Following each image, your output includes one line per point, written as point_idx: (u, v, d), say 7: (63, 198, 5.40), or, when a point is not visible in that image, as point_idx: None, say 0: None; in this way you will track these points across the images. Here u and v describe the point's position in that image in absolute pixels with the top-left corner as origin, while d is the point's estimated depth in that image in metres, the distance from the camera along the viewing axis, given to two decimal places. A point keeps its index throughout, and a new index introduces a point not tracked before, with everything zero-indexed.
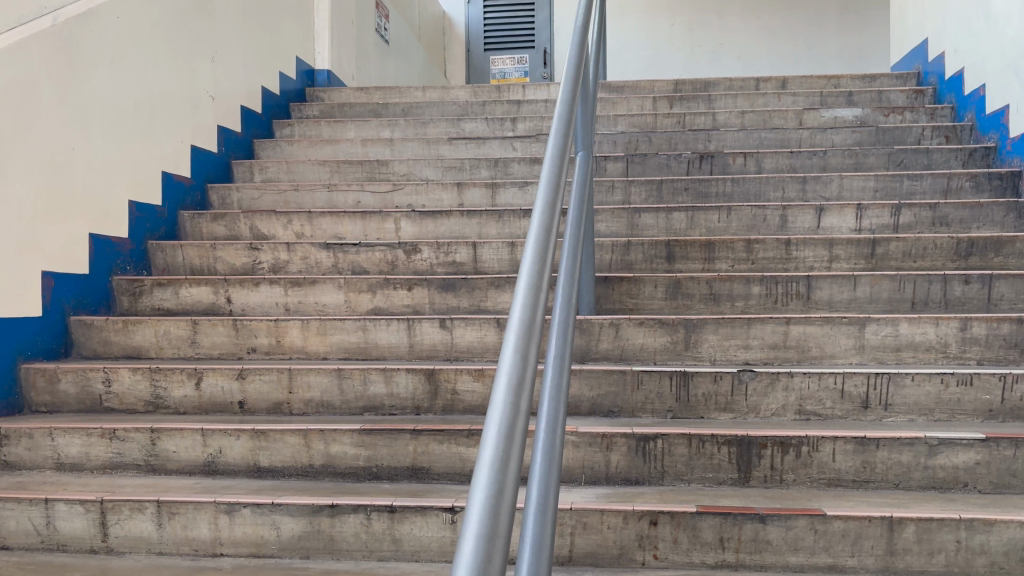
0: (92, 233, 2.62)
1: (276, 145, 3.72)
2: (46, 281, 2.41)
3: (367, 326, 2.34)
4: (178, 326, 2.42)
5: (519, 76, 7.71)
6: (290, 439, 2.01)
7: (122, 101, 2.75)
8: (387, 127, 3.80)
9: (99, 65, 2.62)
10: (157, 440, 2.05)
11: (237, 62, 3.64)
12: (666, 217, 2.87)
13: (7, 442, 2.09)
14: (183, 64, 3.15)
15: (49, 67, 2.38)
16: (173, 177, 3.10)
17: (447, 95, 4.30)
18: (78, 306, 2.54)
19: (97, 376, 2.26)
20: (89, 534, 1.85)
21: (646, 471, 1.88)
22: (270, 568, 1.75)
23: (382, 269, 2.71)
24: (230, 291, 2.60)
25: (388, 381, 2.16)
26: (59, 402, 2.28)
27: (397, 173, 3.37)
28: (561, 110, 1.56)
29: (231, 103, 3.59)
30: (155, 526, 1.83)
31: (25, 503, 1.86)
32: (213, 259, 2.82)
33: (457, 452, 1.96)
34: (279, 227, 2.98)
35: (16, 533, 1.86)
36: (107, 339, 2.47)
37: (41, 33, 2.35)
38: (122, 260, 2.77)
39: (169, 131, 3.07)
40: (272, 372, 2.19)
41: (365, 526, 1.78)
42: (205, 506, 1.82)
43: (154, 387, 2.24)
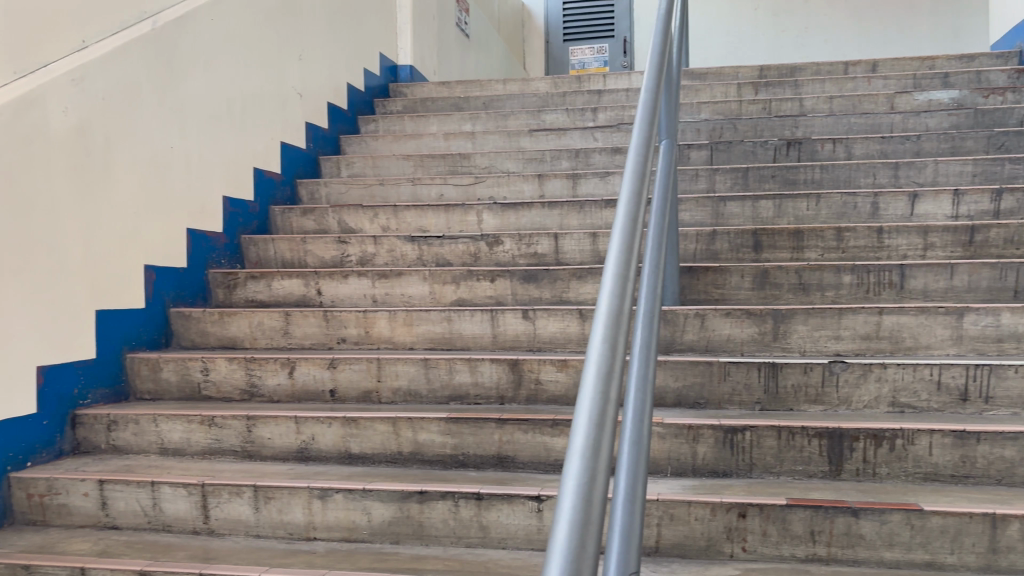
0: (189, 228, 2.73)
1: (362, 140, 3.80)
2: (148, 274, 2.52)
3: (451, 317, 2.37)
4: (271, 317, 2.51)
5: (599, 66, 7.67)
6: (379, 427, 2.06)
7: (216, 101, 2.85)
8: (469, 120, 3.84)
9: (195, 66, 2.73)
10: (253, 426, 2.13)
11: (323, 60, 3.73)
12: (753, 206, 2.82)
13: (115, 427, 2.20)
14: (273, 63, 3.25)
15: (149, 69, 2.49)
16: (264, 173, 3.20)
17: (527, 87, 4.31)
18: (178, 298, 2.65)
19: (196, 365, 2.36)
20: (192, 516, 1.93)
21: (734, 463, 1.86)
22: (361, 552, 1.80)
23: (465, 261, 2.74)
24: (320, 283, 2.68)
25: (473, 370, 2.18)
26: (162, 390, 2.39)
27: (479, 166, 3.40)
28: (645, 98, 1.55)
29: (318, 100, 3.68)
30: (253, 510, 1.90)
31: (132, 485, 1.96)
32: (303, 252, 2.91)
33: (542, 442, 1.97)
34: (366, 221, 3.04)
35: (124, 514, 1.96)
36: (205, 330, 2.57)
37: (141, 37, 2.45)
38: (218, 254, 2.87)
39: (260, 129, 3.17)
40: (361, 362, 2.25)
41: (453, 513, 1.81)
42: (299, 491, 1.88)
43: (249, 375, 2.32)
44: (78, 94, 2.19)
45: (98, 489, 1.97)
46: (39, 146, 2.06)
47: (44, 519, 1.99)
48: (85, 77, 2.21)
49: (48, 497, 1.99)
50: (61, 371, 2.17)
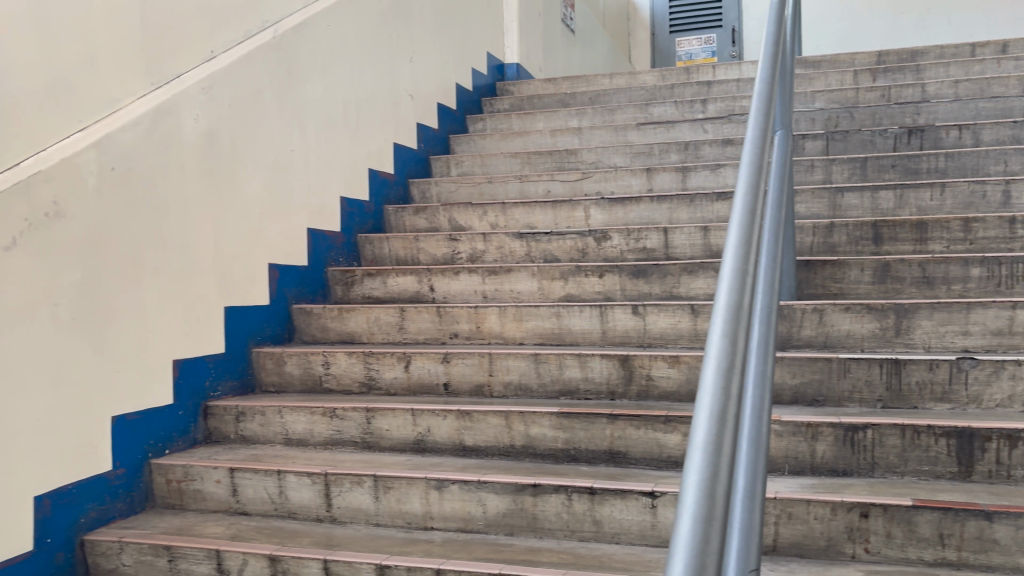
0: (309, 228, 2.84)
1: (470, 139, 3.86)
2: (272, 272, 2.64)
3: (561, 313, 2.39)
4: (387, 313, 2.58)
5: (707, 57, 7.53)
6: (493, 420, 2.09)
7: (332, 104, 2.95)
8: (575, 115, 3.84)
9: (313, 72, 2.83)
10: (372, 418, 2.20)
11: (433, 62, 3.81)
12: (872, 197, 2.73)
13: (244, 418, 2.32)
14: (385, 66, 3.34)
15: (271, 76, 2.61)
16: (378, 173, 3.29)
17: (634, 80, 4.28)
18: (299, 295, 2.77)
19: (317, 359, 2.45)
20: (315, 504, 2.01)
21: (855, 462, 1.80)
22: (477, 542, 1.84)
23: (574, 256, 2.75)
24: (433, 280, 2.74)
25: (583, 365, 2.19)
26: (285, 383, 2.50)
27: (586, 161, 3.40)
28: (760, 88, 1.53)
29: (429, 101, 3.76)
30: (372, 499, 1.97)
31: (261, 473, 2.06)
32: (416, 250, 2.98)
33: (654, 438, 1.96)
34: (475, 218, 3.09)
35: (254, 500, 2.06)
36: (324, 326, 2.68)
37: (264, 45, 2.57)
38: (336, 252, 2.98)
39: (373, 130, 3.26)
40: (474, 356, 2.29)
41: (566, 507, 1.83)
42: (416, 482, 1.94)
43: (367, 369, 2.40)
44: (207, 101, 2.32)
45: (230, 476, 2.08)
46: (173, 151, 2.19)
47: (182, 503, 2.12)
48: (213, 85, 2.34)
49: (185, 483, 2.12)
50: (194, 365, 2.30)
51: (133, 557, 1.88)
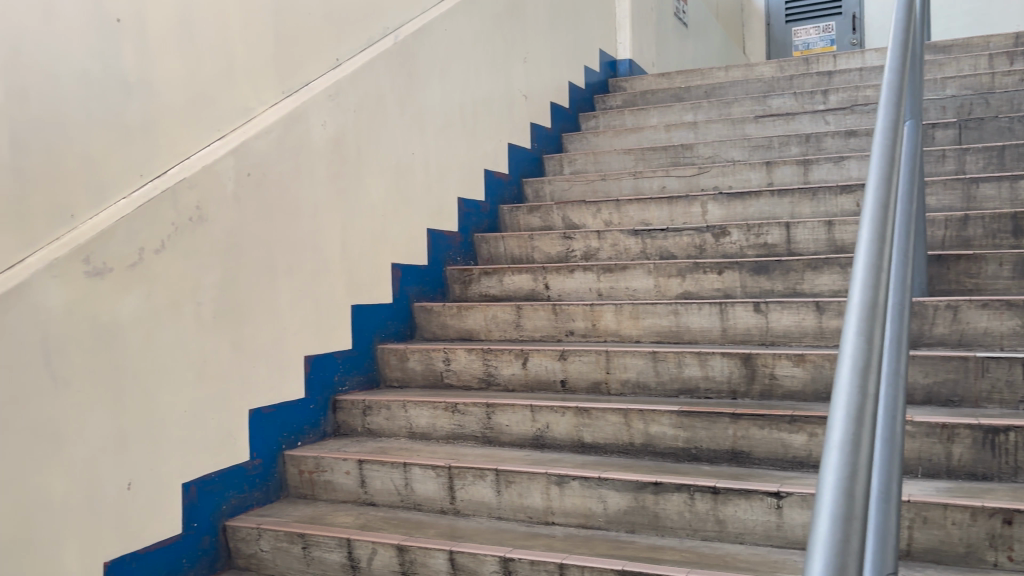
0: (429, 228, 2.91)
1: (584, 137, 3.87)
2: (395, 272, 2.73)
3: (679, 310, 2.37)
4: (504, 310, 2.63)
5: (825, 46, 7.29)
6: (612, 417, 2.10)
7: (450, 107, 3.02)
8: (690, 110, 3.79)
9: (432, 76, 2.91)
10: (492, 414, 2.24)
11: (546, 61, 3.84)
12: (1011, 187, 2.59)
13: (370, 412, 2.40)
14: (500, 67, 3.39)
15: (393, 81, 2.69)
16: (493, 173, 3.34)
17: (750, 73, 4.19)
18: (419, 293, 2.84)
19: (438, 355, 2.52)
20: (439, 496, 2.07)
21: (996, 466, 1.72)
22: (598, 538, 1.85)
23: (691, 253, 2.72)
24: (548, 278, 2.76)
25: (703, 364, 2.17)
26: (408, 378, 2.58)
27: (702, 156, 3.35)
28: (890, 78, 1.48)
29: (542, 100, 3.79)
30: (494, 493, 2.01)
31: (387, 465, 2.13)
32: (531, 248, 3.02)
33: (778, 437, 1.92)
34: (590, 216, 3.09)
35: (381, 491, 2.14)
36: (444, 323, 2.74)
37: (386, 51, 2.66)
38: (453, 251, 3.05)
39: (489, 131, 3.32)
40: (591, 354, 2.30)
41: (688, 505, 1.82)
42: (538, 477, 1.97)
43: (486, 365, 2.45)
44: (334, 108, 2.41)
45: (358, 468, 2.16)
46: (304, 156, 2.30)
47: (313, 493, 2.22)
48: (339, 92, 2.43)
49: (316, 474, 2.22)
50: (324, 361, 2.40)
51: (270, 543, 1.98)
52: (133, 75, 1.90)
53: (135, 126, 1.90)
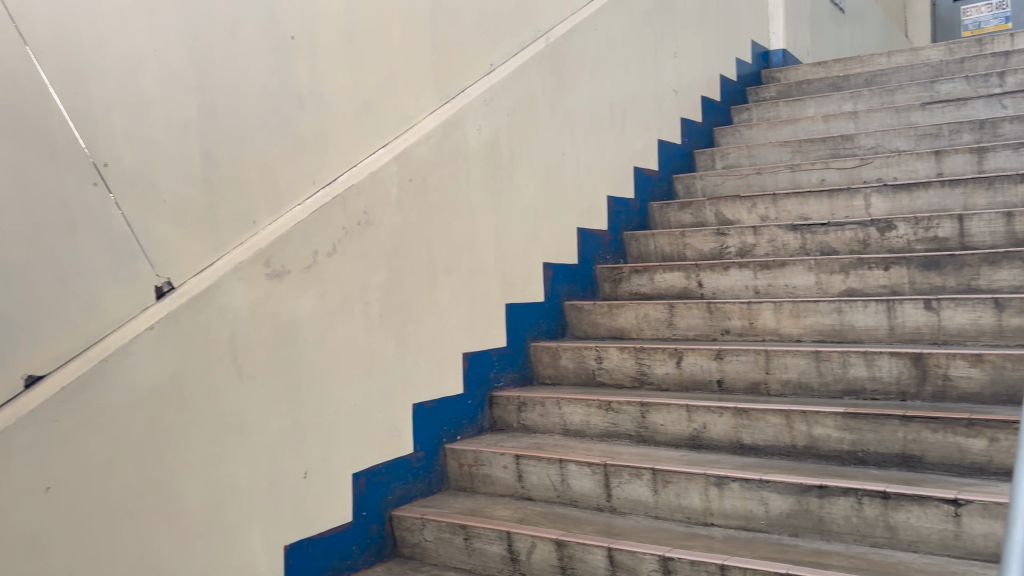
0: (580, 227, 2.94)
1: (736, 130, 3.79)
2: (547, 271, 2.77)
3: (842, 308, 2.28)
4: (656, 309, 2.62)
5: (998, 24, 6.81)
6: (772, 418, 2.05)
7: (600, 105, 3.03)
8: (850, 99, 3.64)
9: (582, 75, 2.93)
10: (647, 413, 2.24)
11: (697, 55, 3.78)
12: None
13: (525, 408, 2.46)
14: (650, 64, 3.37)
15: (545, 82, 2.73)
16: (643, 170, 3.33)
17: (916, 57, 3.97)
18: (571, 291, 2.88)
19: (591, 353, 2.54)
20: (596, 493, 2.09)
21: None
22: (759, 541, 1.81)
23: (854, 248, 2.61)
24: (701, 276, 2.72)
25: (870, 364, 2.08)
26: (561, 376, 2.62)
27: (863, 147, 3.21)
28: None
29: (693, 95, 3.74)
30: (651, 492, 2.01)
31: (544, 461, 2.17)
32: (683, 245, 2.99)
33: (954, 442, 1.81)
34: (744, 212, 3.03)
35: (538, 486, 2.18)
36: (596, 321, 2.76)
37: (538, 53, 2.70)
38: (604, 250, 3.06)
39: (639, 129, 3.31)
40: (749, 353, 2.25)
41: (856, 510, 1.75)
42: (695, 477, 1.95)
43: (639, 364, 2.45)
44: (489, 112, 2.48)
45: (515, 462, 2.21)
46: (461, 160, 2.37)
47: (472, 486, 2.29)
48: (494, 97, 2.50)
49: (475, 467, 2.29)
50: (480, 358, 2.47)
51: (433, 533, 2.05)
52: (306, 89, 2.03)
53: (308, 137, 2.03)
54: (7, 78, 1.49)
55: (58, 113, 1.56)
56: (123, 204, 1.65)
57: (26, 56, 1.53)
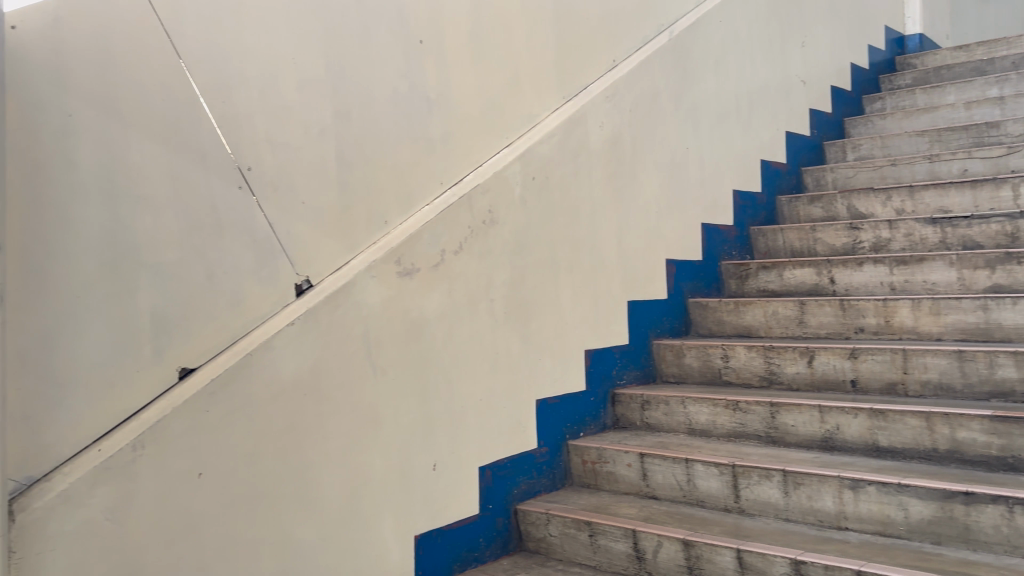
0: (704, 223, 2.89)
1: (869, 120, 3.64)
2: (671, 267, 2.74)
3: (989, 305, 2.15)
4: (786, 306, 2.55)
5: None
6: (911, 421, 1.96)
7: (725, 98, 2.97)
8: (995, 84, 3.43)
9: (706, 68, 2.88)
10: (776, 413, 2.19)
11: (826, 43, 3.65)
12: None
13: (649, 407, 2.44)
14: (776, 54, 3.28)
15: (668, 77, 2.70)
16: (771, 164, 3.25)
17: None
18: (695, 289, 2.84)
19: (717, 352, 2.50)
20: (723, 494, 2.05)
21: None
22: (899, 548, 1.73)
23: (1000, 242, 2.44)
24: (834, 271, 2.63)
25: (1021, 365, 1.94)
26: (685, 374, 2.58)
27: (1011, 134, 3.01)
28: None
29: (822, 84, 3.62)
30: (782, 494, 1.95)
31: (669, 460, 2.14)
32: (813, 241, 2.89)
33: None
34: (878, 205, 2.91)
35: (663, 485, 2.16)
36: (721, 319, 2.71)
37: (661, 47, 2.68)
38: (729, 246, 3.00)
39: (766, 121, 3.22)
40: (886, 353, 2.16)
41: (1007, 519, 1.64)
42: (829, 479, 1.88)
43: (768, 363, 2.39)
44: (612, 109, 2.47)
45: (640, 461, 2.20)
46: (584, 157, 2.38)
47: (596, 483, 2.30)
48: (616, 93, 2.49)
49: (599, 464, 2.29)
50: (603, 355, 2.47)
51: (558, 529, 2.07)
52: (434, 92, 2.08)
53: (436, 138, 2.08)
54: (162, 90, 1.60)
55: (207, 121, 1.66)
56: (266, 206, 1.74)
57: (179, 68, 1.63)
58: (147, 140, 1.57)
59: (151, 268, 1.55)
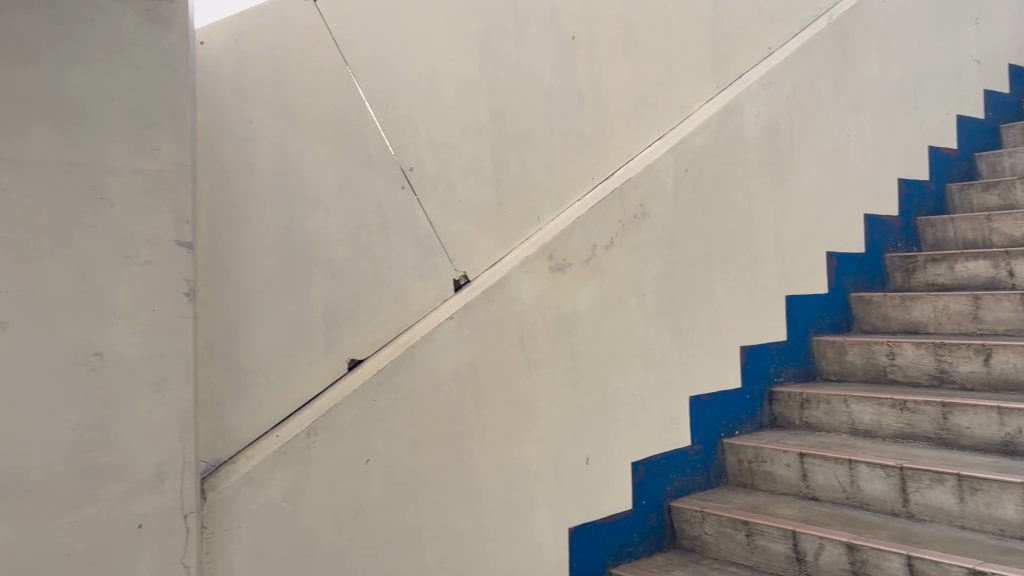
0: (868, 214, 2.76)
1: None
2: (831, 260, 2.63)
3: None
4: (958, 301, 2.37)
5: None
6: None
7: (889, 82, 2.83)
8: None
9: (868, 52, 2.75)
10: (949, 414, 2.05)
11: (1004, 18, 3.40)
12: None
13: (808, 405, 2.36)
14: (946, 33, 3.09)
15: (827, 63, 2.59)
16: (940, 150, 3.06)
17: None
18: (857, 282, 2.72)
19: (882, 349, 2.38)
20: (890, 497, 1.95)
21: None
22: None
23: None
24: (1012, 263, 2.40)
25: None
26: (847, 371, 2.48)
27: None
28: None
29: (1000, 63, 3.37)
30: (956, 500, 1.82)
31: (831, 460, 2.06)
32: (989, 230, 2.67)
33: None
34: None
35: (825, 486, 2.08)
36: (886, 315, 2.58)
37: (820, 32, 2.58)
38: (895, 237, 2.85)
39: (935, 104, 3.04)
40: None
41: None
42: (1011, 486, 1.73)
43: (939, 361, 2.24)
44: (768, 98, 2.40)
45: (799, 461, 2.13)
46: (738, 149, 2.32)
47: (753, 482, 2.25)
48: (773, 81, 2.42)
49: (755, 463, 2.24)
50: (760, 351, 2.41)
51: (714, 527, 2.03)
52: (586, 87, 2.09)
53: (588, 134, 2.09)
54: (332, 96, 1.70)
55: (372, 123, 1.74)
56: (426, 205, 1.81)
57: (346, 75, 1.72)
58: (318, 144, 1.66)
59: (322, 265, 1.65)
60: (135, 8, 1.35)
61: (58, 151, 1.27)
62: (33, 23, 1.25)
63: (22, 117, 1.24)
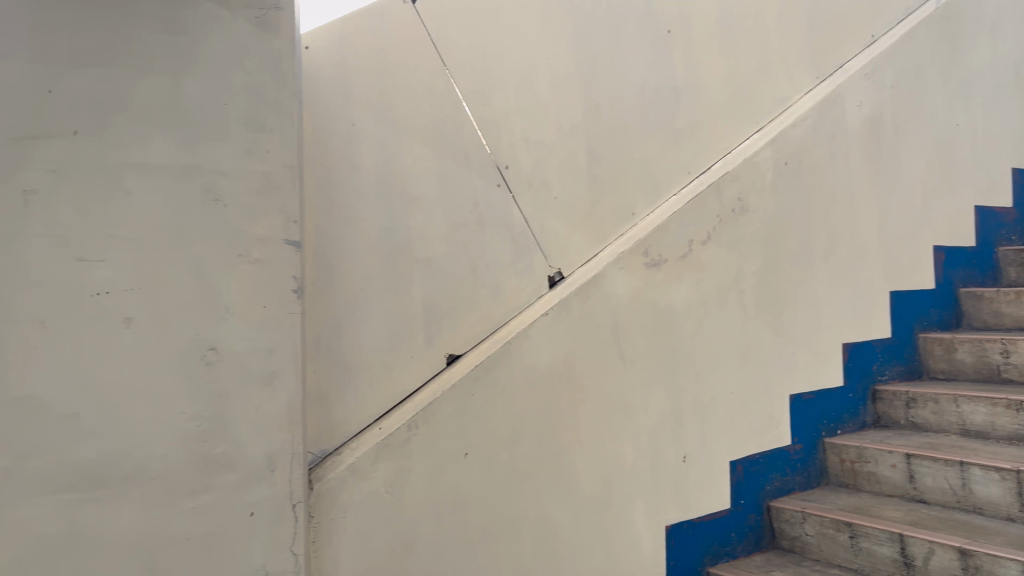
0: (978, 205, 2.64)
1: None
2: (939, 255, 2.53)
3: None
4: None
5: None
6: None
7: (1001, 68, 2.70)
8: None
9: (979, 36, 2.63)
10: None
11: None
12: None
13: (915, 404, 2.27)
14: None
15: (935, 49, 2.50)
16: None
17: None
18: (967, 277, 2.60)
19: (995, 347, 2.24)
20: (1006, 502, 1.82)
21: None
22: None
23: None
24: None
25: None
26: (956, 370, 2.37)
27: None
28: None
29: None
30: None
31: (941, 462, 1.96)
32: None
33: None
34: None
35: (933, 489, 1.98)
36: (999, 311, 2.44)
37: (926, 18, 2.49)
38: (1008, 229, 2.72)
39: None
40: None
41: None
42: None
43: None
44: (871, 87, 2.33)
45: (906, 462, 2.04)
46: (840, 140, 2.26)
47: (856, 483, 2.18)
48: (876, 70, 2.34)
49: (859, 464, 2.17)
50: (862, 349, 2.33)
51: (815, 528, 1.98)
52: (681, 81, 2.07)
53: (683, 128, 2.07)
54: (431, 97, 1.73)
55: (469, 123, 1.77)
56: (522, 202, 1.82)
57: (444, 75, 1.75)
58: (416, 144, 1.70)
59: (421, 263, 1.69)
60: (245, 16, 1.41)
61: (176, 156, 1.34)
62: (153, 35, 1.32)
63: (145, 125, 1.31)
